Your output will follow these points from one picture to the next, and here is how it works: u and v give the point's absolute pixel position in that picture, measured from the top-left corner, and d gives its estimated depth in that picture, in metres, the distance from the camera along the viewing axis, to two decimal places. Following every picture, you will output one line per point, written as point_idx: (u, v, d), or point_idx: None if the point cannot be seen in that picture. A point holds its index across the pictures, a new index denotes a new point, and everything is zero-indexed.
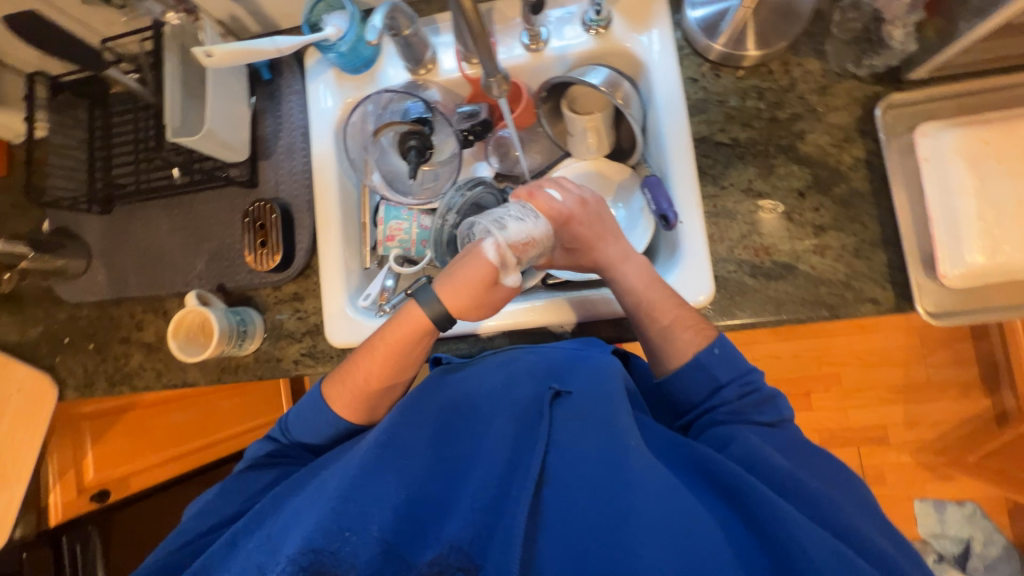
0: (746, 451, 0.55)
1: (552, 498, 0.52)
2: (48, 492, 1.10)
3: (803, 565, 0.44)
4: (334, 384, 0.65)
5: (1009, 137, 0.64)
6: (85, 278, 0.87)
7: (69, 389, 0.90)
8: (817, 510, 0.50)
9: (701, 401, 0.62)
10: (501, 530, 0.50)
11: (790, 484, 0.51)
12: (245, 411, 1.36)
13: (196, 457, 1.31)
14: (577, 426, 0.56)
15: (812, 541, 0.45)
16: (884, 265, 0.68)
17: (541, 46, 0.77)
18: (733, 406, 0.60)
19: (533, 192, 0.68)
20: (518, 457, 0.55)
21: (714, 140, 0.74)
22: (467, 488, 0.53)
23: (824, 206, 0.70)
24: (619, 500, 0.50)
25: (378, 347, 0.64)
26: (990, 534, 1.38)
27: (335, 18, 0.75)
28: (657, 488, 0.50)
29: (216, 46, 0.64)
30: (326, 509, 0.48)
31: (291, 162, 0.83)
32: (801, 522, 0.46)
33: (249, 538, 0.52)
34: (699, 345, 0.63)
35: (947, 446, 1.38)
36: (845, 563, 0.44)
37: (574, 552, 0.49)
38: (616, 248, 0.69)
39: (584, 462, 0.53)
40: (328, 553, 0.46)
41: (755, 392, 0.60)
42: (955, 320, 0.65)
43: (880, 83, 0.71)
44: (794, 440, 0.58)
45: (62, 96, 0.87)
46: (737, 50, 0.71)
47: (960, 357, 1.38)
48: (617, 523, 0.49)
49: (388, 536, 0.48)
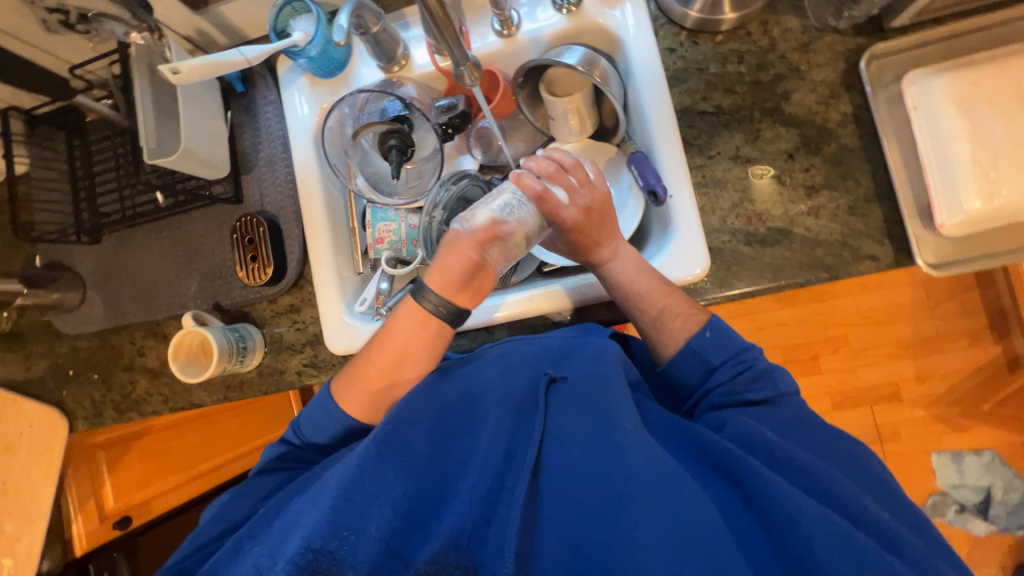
0: (742, 432, 0.55)
1: (551, 484, 0.53)
2: (70, 522, 1.12)
3: (797, 539, 0.44)
4: (342, 381, 0.65)
5: (999, 77, 0.63)
6: (81, 309, 0.87)
7: (80, 420, 0.91)
8: (821, 486, 0.49)
9: (698, 384, 0.62)
10: (498, 521, 0.51)
11: (793, 458, 0.51)
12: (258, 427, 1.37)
13: (215, 476, 1.32)
14: (574, 412, 0.57)
15: (808, 512, 0.45)
16: (880, 220, 0.67)
17: (513, 31, 0.76)
18: (729, 386, 0.59)
19: (542, 191, 0.64)
20: (517, 446, 0.55)
21: (698, 109, 0.72)
22: (464, 482, 0.53)
23: (815, 166, 0.69)
24: (615, 483, 0.50)
25: (387, 345, 0.63)
26: (1009, 480, 1.38)
27: (301, 23, 0.74)
28: (654, 470, 0.50)
29: (182, 63, 0.63)
30: (324, 508, 0.49)
31: (273, 173, 0.82)
32: (798, 497, 0.46)
33: (254, 542, 0.52)
34: (690, 332, 0.62)
35: (960, 397, 1.38)
36: (842, 530, 0.44)
37: (569, 536, 0.49)
38: (608, 248, 0.68)
39: (581, 446, 0.54)
40: (327, 551, 0.47)
41: (748, 370, 0.59)
42: (957, 269, 0.64)
43: (862, 34, 0.69)
44: (797, 417, 0.57)
45: (38, 129, 0.87)
46: (713, 15, 0.69)
47: (968, 307, 1.37)
48: (613, 505, 0.49)
49: (387, 533, 0.49)
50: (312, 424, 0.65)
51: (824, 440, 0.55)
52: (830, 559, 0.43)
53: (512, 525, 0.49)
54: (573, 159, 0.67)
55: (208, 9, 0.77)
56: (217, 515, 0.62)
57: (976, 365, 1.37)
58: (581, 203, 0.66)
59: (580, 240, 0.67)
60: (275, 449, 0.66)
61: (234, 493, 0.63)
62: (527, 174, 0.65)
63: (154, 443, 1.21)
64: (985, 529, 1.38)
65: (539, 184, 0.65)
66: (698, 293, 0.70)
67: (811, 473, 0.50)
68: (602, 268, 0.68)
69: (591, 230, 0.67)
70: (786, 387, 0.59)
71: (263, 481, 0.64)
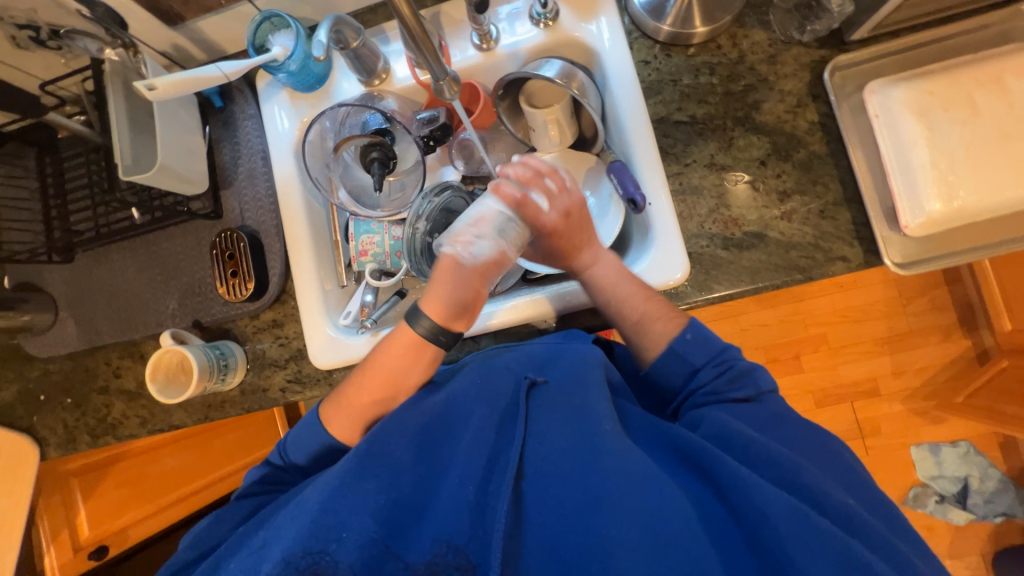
0: (717, 427, 0.56)
1: (532, 488, 0.53)
2: (43, 554, 1.08)
3: (767, 532, 0.45)
4: (331, 406, 0.64)
5: (952, 85, 0.66)
6: (53, 331, 0.85)
7: (51, 447, 0.87)
8: (785, 477, 0.50)
9: (682, 385, 0.63)
10: (485, 526, 0.51)
11: (764, 451, 0.52)
12: (240, 448, 1.32)
13: (196, 499, 1.27)
14: (552, 417, 0.57)
15: (773, 504, 0.46)
16: (849, 222, 0.70)
17: (492, 45, 0.77)
18: (710, 386, 0.61)
19: (520, 199, 0.64)
20: (498, 452, 0.55)
21: (673, 119, 0.75)
22: (446, 489, 0.53)
23: (786, 172, 0.71)
24: (593, 484, 0.51)
25: (376, 368, 0.63)
26: (985, 470, 1.42)
27: (281, 38, 0.74)
28: (633, 470, 0.50)
29: (158, 79, 0.62)
30: (307, 519, 0.48)
31: (254, 188, 0.81)
32: (764, 488, 0.47)
33: (229, 561, 0.51)
34: (671, 334, 0.63)
35: (934, 390, 1.42)
36: (812, 526, 0.45)
37: (551, 539, 0.50)
38: (588, 253, 0.69)
39: (561, 451, 0.54)
40: (320, 552, 0.47)
41: (730, 369, 0.61)
42: (922, 268, 0.67)
43: (825, 47, 0.72)
44: (774, 413, 0.58)
45: (7, 147, 0.84)
46: (685, 28, 0.72)
47: (937, 303, 1.42)
48: (592, 506, 0.50)
49: (375, 537, 0.49)
50: (298, 442, 0.64)
51: (805, 435, 0.56)
52: (801, 553, 0.44)
53: (496, 531, 0.49)
54: (549, 165, 0.68)
55: (185, 25, 0.77)
56: (198, 539, 0.60)
57: (948, 359, 1.42)
58: (560, 208, 0.66)
59: (560, 245, 0.68)
60: (257, 468, 0.65)
61: (214, 515, 0.61)
62: (505, 182, 0.65)
63: (133, 466, 1.17)
64: (964, 518, 1.43)
65: (518, 190, 0.65)
66: (680, 297, 0.72)
67: (783, 467, 0.51)
68: (584, 274, 0.70)
69: (572, 234, 0.68)
70: (766, 385, 0.61)
71: (246, 502, 0.63)
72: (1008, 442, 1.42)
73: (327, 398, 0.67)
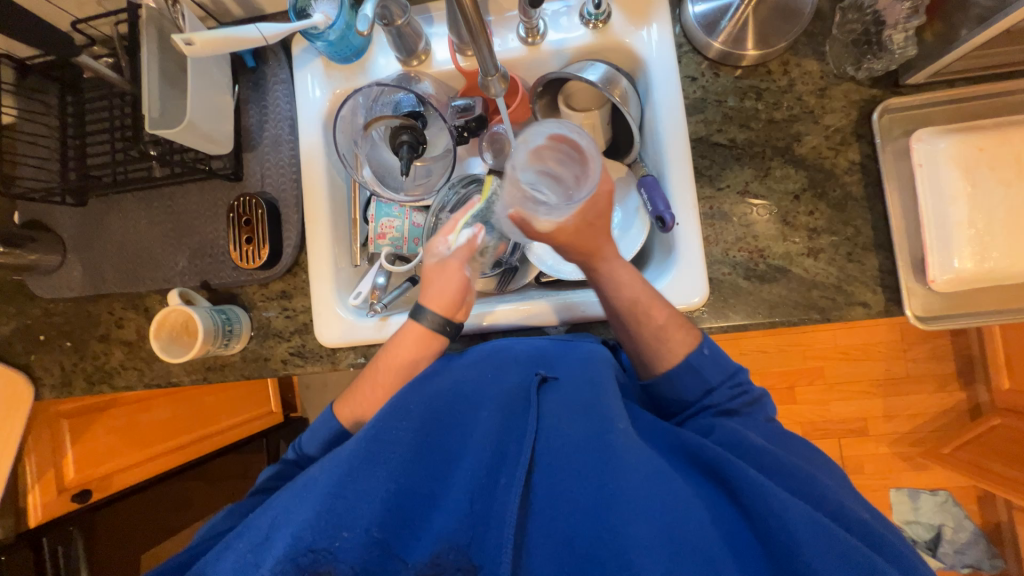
0: (728, 435, 0.56)
1: (541, 484, 0.52)
2: (26, 492, 1.07)
3: (783, 538, 0.45)
4: (347, 405, 0.67)
5: (1002, 144, 0.66)
6: (60, 272, 0.84)
7: (46, 388, 0.87)
8: (798, 484, 0.51)
9: (696, 400, 0.62)
10: (494, 515, 0.50)
11: (777, 458, 0.53)
12: (236, 406, 1.42)
13: (197, 448, 1.35)
14: (565, 411, 0.57)
15: (791, 512, 0.46)
16: (876, 268, 0.69)
17: (538, 40, 0.75)
18: (722, 406, 0.60)
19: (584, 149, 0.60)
20: (510, 444, 0.55)
21: (712, 140, 0.73)
22: (457, 477, 0.53)
23: (819, 210, 0.70)
24: (606, 482, 0.50)
25: (389, 357, 0.67)
26: (959, 520, 1.45)
27: (323, 4, 0.71)
28: (645, 467, 0.51)
29: (196, 34, 0.59)
30: (316, 504, 0.48)
31: (277, 155, 0.80)
32: (781, 495, 0.47)
33: (239, 538, 0.51)
34: (690, 346, 0.62)
35: (922, 437, 1.43)
36: (821, 528, 0.45)
37: (558, 540, 0.49)
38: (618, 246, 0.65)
39: (573, 446, 0.54)
40: (322, 549, 0.46)
41: (745, 394, 0.61)
42: (942, 324, 0.67)
43: (877, 86, 0.70)
44: (780, 430, 0.60)
45: (30, 80, 0.82)
46: (736, 49, 0.70)
47: (939, 353, 1.42)
48: (605, 501, 0.49)
49: (379, 532, 0.48)
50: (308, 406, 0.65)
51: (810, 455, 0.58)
52: (816, 553, 0.44)
53: (506, 525, 0.49)
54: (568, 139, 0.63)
55: None
56: None
57: (941, 409, 1.43)
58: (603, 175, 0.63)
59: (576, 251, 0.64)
60: None
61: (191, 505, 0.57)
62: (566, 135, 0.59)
63: (124, 416, 1.20)
64: (932, 564, 1.45)
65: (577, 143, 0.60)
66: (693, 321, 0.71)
67: (797, 473, 0.52)
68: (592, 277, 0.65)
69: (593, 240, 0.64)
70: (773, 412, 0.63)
71: None
72: (986, 496, 1.43)
73: (340, 399, 0.69)
